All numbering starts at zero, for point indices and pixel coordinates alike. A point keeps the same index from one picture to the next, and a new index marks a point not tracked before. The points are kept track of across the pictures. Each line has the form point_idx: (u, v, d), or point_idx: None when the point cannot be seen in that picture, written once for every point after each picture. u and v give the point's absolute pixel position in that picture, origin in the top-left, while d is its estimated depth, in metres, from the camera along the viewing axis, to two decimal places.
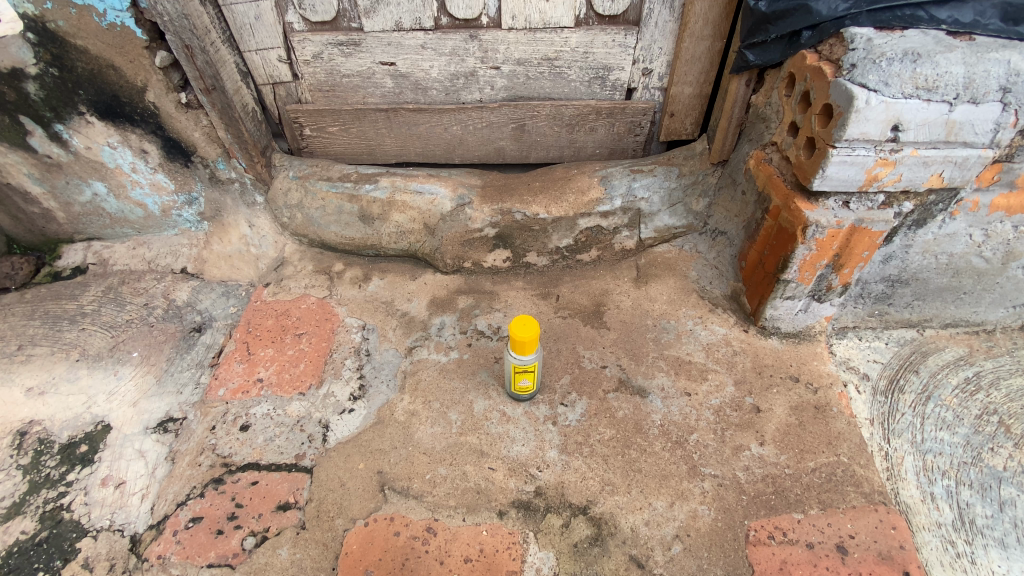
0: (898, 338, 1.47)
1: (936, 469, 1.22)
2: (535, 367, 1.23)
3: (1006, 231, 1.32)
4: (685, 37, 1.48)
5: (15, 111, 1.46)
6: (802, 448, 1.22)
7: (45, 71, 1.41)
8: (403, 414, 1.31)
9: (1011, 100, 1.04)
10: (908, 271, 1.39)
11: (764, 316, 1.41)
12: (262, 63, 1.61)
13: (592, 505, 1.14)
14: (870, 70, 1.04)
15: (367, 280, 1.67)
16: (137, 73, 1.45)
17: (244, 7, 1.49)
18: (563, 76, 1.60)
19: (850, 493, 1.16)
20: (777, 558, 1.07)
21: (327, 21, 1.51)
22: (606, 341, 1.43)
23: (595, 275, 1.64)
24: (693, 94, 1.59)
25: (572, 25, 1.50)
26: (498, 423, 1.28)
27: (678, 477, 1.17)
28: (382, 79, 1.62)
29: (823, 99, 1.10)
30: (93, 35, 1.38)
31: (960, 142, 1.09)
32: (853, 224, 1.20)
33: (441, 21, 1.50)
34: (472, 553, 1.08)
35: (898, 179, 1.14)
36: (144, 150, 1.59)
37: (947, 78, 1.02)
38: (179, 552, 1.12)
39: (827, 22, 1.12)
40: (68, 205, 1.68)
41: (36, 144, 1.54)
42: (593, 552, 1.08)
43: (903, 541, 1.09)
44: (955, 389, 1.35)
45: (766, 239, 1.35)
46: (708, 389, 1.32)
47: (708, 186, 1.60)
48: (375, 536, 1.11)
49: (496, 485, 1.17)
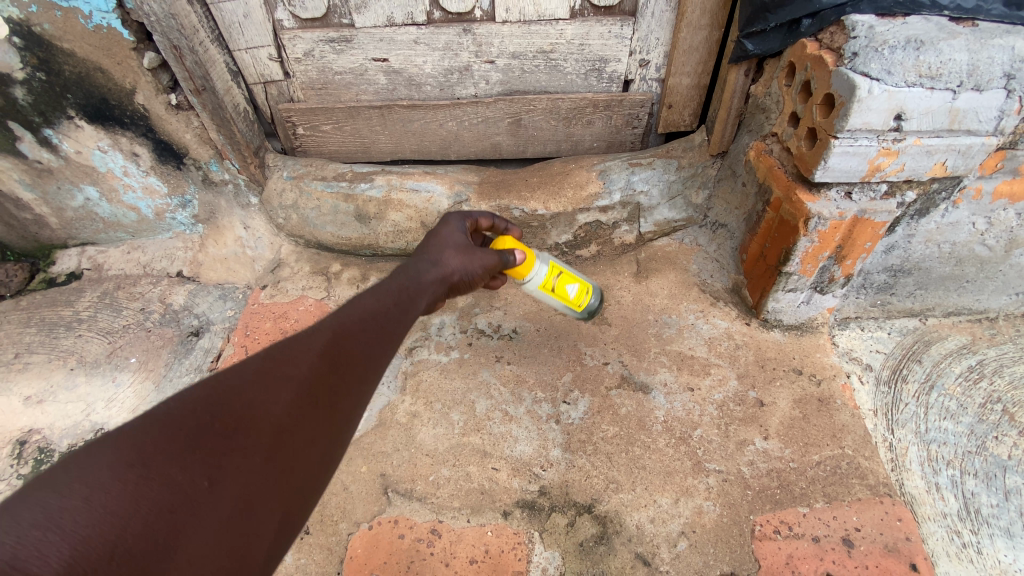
0: (900, 327, 1.47)
1: (940, 459, 1.22)
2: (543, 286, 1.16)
3: (1009, 218, 1.30)
4: (683, 27, 1.45)
5: (2, 116, 1.44)
6: (806, 441, 1.22)
7: (32, 76, 1.39)
8: (405, 415, 1.30)
9: (1015, 87, 1.02)
10: (911, 260, 1.38)
11: (766, 309, 1.39)
12: (253, 62, 1.57)
13: (597, 503, 1.13)
14: (873, 58, 1.01)
15: (364, 280, 1.66)
16: (125, 74, 1.43)
17: (232, 5, 1.46)
18: (559, 69, 1.58)
19: (855, 486, 1.16)
20: (783, 553, 1.07)
21: (317, 18, 1.48)
22: (608, 338, 1.42)
23: (596, 270, 1.62)
24: (692, 84, 1.57)
25: (568, 17, 1.47)
26: (500, 423, 1.27)
27: (682, 473, 1.17)
28: (374, 76, 1.60)
29: (825, 89, 1.08)
30: (79, 38, 1.35)
31: (964, 130, 1.08)
32: (856, 214, 1.19)
33: (434, 15, 1.47)
34: (477, 554, 1.08)
35: (901, 168, 1.12)
36: (135, 153, 1.57)
37: (950, 65, 1.00)
38: None
39: (828, 10, 1.10)
40: (60, 210, 1.66)
41: (26, 150, 1.52)
42: (599, 550, 1.08)
43: (909, 533, 1.09)
44: (959, 377, 1.35)
45: (768, 232, 1.34)
46: (711, 383, 1.31)
47: (708, 178, 1.59)
48: (380, 539, 1.11)
49: (500, 486, 1.17)
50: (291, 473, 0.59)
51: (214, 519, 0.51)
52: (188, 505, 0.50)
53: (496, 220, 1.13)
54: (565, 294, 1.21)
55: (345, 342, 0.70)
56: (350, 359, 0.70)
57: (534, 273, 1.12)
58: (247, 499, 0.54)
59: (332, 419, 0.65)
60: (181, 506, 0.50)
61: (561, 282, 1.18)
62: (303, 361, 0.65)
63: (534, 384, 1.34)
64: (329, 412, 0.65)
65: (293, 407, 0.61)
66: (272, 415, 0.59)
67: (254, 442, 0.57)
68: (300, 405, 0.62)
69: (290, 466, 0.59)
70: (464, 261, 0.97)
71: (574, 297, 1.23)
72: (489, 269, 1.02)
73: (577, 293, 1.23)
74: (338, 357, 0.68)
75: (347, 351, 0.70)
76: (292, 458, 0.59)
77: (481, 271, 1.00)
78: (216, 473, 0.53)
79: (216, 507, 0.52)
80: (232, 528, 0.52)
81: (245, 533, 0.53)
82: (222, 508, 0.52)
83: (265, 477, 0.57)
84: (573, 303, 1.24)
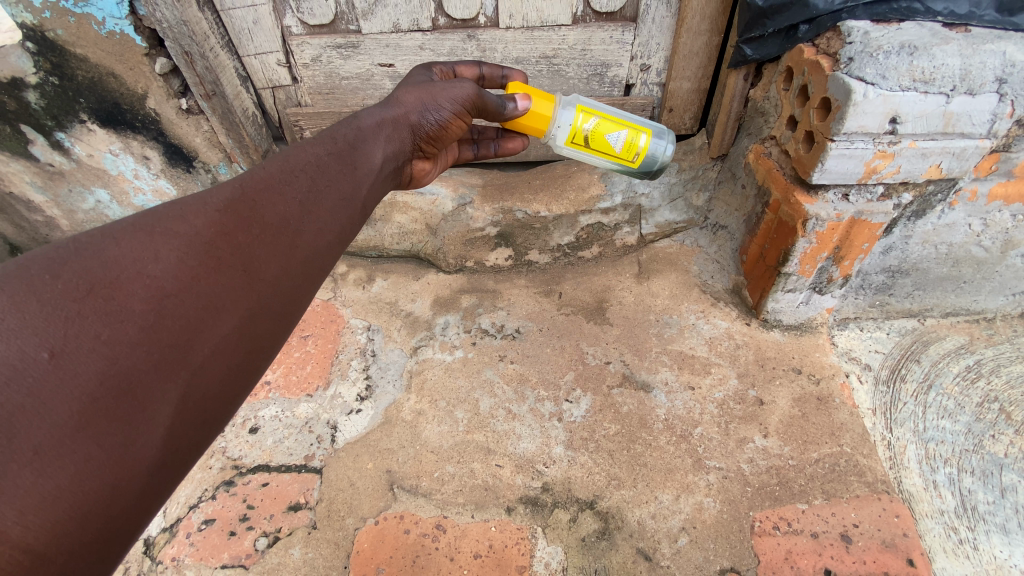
0: (899, 328, 1.48)
1: (938, 457, 1.23)
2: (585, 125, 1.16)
3: (1004, 219, 1.33)
4: (683, 33, 1.48)
5: (17, 119, 1.48)
6: (805, 439, 1.23)
7: (45, 80, 1.42)
8: (410, 413, 1.32)
9: (1006, 91, 1.05)
10: (909, 261, 1.40)
11: (765, 309, 1.42)
12: (261, 67, 1.60)
13: (599, 499, 1.15)
14: (867, 63, 1.04)
15: (370, 281, 1.68)
16: (137, 79, 1.46)
17: (241, 12, 1.48)
18: (561, 74, 1.61)
19: (853, 483, 1.17)
20: (782, 548, 1.09)
21: (325, 24, 1.51)
22: (609, 338, 1.44)
23: (598, 271, 1.64)
24: (693, 88, 1.60)
25: (570, 23, 1.50)
26: (504, 420, 1.29)
27: (683, 471, 1.19)
28: (381, 81, 1.62)
29: (821, 93, 1.11)
30: (92, 43, 1.38)
31: (957, 133, 1.11)
32: (853, 216, 1.21)
33: (439, 21, 1.50)
34: (481, 549, 1.10)
35: (896, 170, 1.15)
36: (145, 156, 1.61)
37: (943, 70, 1.03)
38: (194, 554, 1.13)
39: (825, 15, 1.12)
40: (72, 213, 1.71)
41: (39, 153, 1.56)
42: (600, 546, 1.10)
43: (906, 529, 1.11)
44: (957, 377, 1.36)
45: (767, 233, 1.36)
46: (711, 382, 1.33)
47: (708, 181, 1.61)
48: (386, 534, 1.13)
49: (503, 482, 1.19)
50: (176, 352, 0.56)
51: (68, 401, 0.49)
52: (29, 382, 0.47)
53: (483, 69, 1.26)
54: (614, 146, 1.20)
55: (239, 215, 0.67)
56: (244, 232, 0.67)
57: (553, 122, 1.16)
58: (114, 377, 0.51)
59: (227, 294, 0.62)
60: (23, 387, 0.47)
61: (601, 127, 1.17)
62: (185, 232, 0.62)
63: (537, 382, 1.36)
64: (220, 285, 0.62)
65: (170, 275, 0.58)
66: (140, 281, 0.56)
67: (117, 313, 0.53)
68: (182, 272, 0.59)
69: (172, 343, 0.56)
70: (417, 95, 1.04)
71: (629, 149, 1.20)
72: (464, 103, 1.07)
73: (634, 146, 1.20)
74: (230, 229, 0.65)
75: (241, 223, 0.67)
76: (173, 332, 0.56)
77: (448, 106, 1.06)
78: (65, 345, 0.50)
79: (71, 387, 0.49)
80: (96, 411, 0.50)
81: (117, 417, 0.51)
82: (79, 386, 0.49)
83: (144, 341, 0.54)
84: (629, 156, 1.22)
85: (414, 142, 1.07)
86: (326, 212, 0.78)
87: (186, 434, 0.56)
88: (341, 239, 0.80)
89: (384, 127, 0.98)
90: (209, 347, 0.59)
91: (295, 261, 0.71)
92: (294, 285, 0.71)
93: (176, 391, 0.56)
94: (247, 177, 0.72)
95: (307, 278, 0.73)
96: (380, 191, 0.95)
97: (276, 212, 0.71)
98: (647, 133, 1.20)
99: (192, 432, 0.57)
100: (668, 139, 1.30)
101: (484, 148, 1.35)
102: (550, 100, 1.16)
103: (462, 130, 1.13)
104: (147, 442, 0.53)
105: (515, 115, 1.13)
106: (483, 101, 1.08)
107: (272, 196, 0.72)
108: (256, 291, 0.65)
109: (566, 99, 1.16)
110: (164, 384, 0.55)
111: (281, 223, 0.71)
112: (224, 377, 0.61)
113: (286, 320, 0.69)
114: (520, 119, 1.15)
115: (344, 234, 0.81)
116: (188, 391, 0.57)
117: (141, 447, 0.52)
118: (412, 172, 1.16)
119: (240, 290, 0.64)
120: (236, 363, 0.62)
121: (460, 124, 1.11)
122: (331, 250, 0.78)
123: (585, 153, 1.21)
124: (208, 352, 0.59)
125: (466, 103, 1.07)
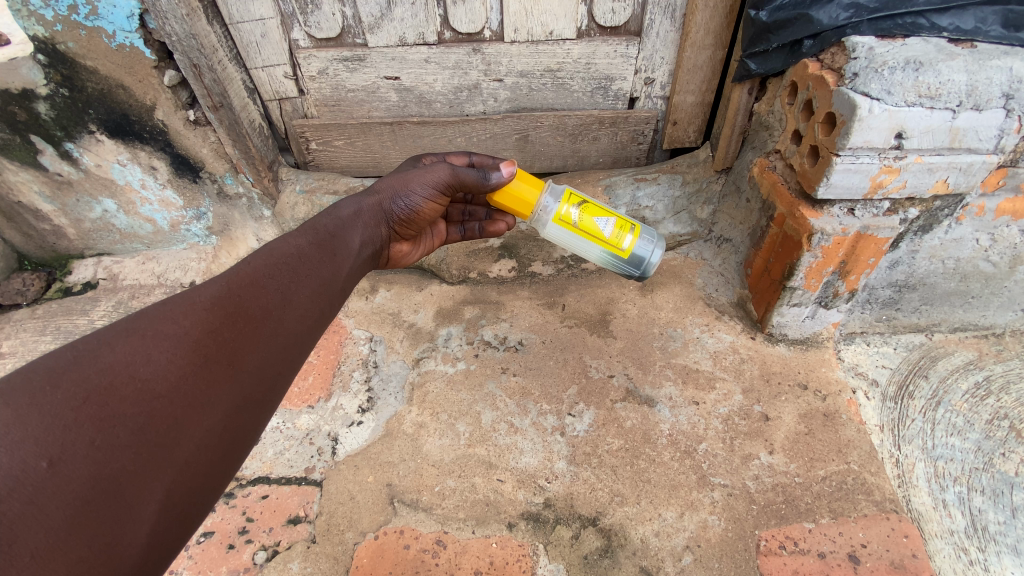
0: (907, 343, 1.46)
1: (948, 475, 1.22)
2: (580, 198, 1.16)
3: (1012, 234, 1.31)
4: (687, 47, 1.50)
5: (27, 130, 1.50)
6: (812, 456, 1.22)
7: (56, 91, 1.44)
8: (412, 426, 1.31)
9: (1013, 106, 1.05)
10: (915, 276, 1.39)
11: (770, 323, 1.40)
12: (269, 79, 1.62)
13: (601, 516, 1.14)
14: (872, 78, 1.03)
15: (373, 291, 1.67)
16: (146, 92, 1.48)
17: (249, 26, 1.50)
18: (565, 87, 1.61)
19: (861, 502, 1.15)
20: (788, 567, 1.07)
21: (331, 37, 1.52)
22: (613, 350, 1.43)
23: (601, 283, 1.61)
24: (696, 102, 1.61)
25: (574, 37, 1.51)
26: (506, 434, 1.28)
27: (688, 487, 1.17)
28: (386, 93, 1.63)
29: (825, 108, 1.11)
30: (102, 56, 1.40)
31: (964, 148, 1.10)
32: (859, 230, 1.20)
33: (445, 35, 1.51)
34: (482, 566, 1.09)
35: (903, 185, 1.14)
36: (153, 166, 1.63)
37: (949, 85, 1.03)
38: (192, 567, 1.12)
39: (828, 31, 1.11)
40: (79, 221, 1.74)
41: (48, 163, 1.58)
42: (603, 563, 1.08)
43: (916, 550, 1.08)
44: (965, 394, 1.34)
45: (771, 247, 1.35)
46: (716, 398, 1.31)
47: (712, 194, 1.62)
48: (385, 549, 1.12)
49: (505, 497, 1.18)
50: (163, 451, 0.59)
51: (63, 506, 0.52)
52: (29, 492, 0.51)
53: (472, 158, 1.25)
54: (601, 234, 1.16)
55: (225, 310, 0.70)
56: (229, 326, 0.70)
57: (538, 207, 1.15)
58: (105, 480, 0.55)
59: (213, 389, 0.65)
60: (23, 496, 0.50)
61: (586, 218, 1.15)
62: (174, 332, 0.65)
63: (539, 396, 1.35)
64: (206, 381, 0.65)
65: (160, 376, 0.61)
66: (132, 385, 0.59)
67: (110, 417, 0.57)
68: (169, 373, 0.62)
69: (161, 442, 0.60)
70: (391, 182, 1.09)
71: (614, 244, 1.16)
72: (438, 186, 1.11)
73: (619, 243, 1.16)
74: (218, 325, 0.69)
75: (227, 319, 0.70)
76: (162, 433, 0.60)
77: (422, 191, 1.11)
78: (62, 453, 0.53)
79: (66, 492, 0.52)
80: (87, 515, 0.53)
81: (106, 519, 0.54)
82: (72, 491, 0.53)
83: (132, 447, 0.57)
84: (612, 249, 1.17)
85: (387, 226, 1.12)
86: (306, 298, 0.81)
87: (169, 529, 0.59)
88: (318, 323, 0.83)
89: (361, 214, 1.04)
90: (194, 443, 0.62)
91: (277, 350, 0.74)
92: (274, 371, 0.74)
93: (161, 488, 0.59)
94: (233, 272, 0.76)
95: (287, 362, 0.76)
96: (357, 273, 0.99)
97: (259, 304, 0.75)
98: (635, 233, 1.17)
99: (175, 528, 0.60)
100: (659, 245, 1.20)
101: (470, 229, 1.40)
102: (538, 186, 1.16)
103: (438, 211, 1.17)
104: (133, 539, 0.56)
105: (500, 184, 1.13)
106: (458, 180, 1.11)
107: (258, 290, 0.75)
108: (240, 383, 0.68)
109: (554, 187, 1.15)
110: (151, 483, 0.58)
111: (264, 314, 0.74)
112: (205, 472, 0.63)
113: (266, 408, 0.72)
114: (502, 195, 1.15)
115: (322, 317, 0.84)
116: (173, 487, 0.60)
117: (128, 546, 0.55)
118: (390, 254, 1.22)
119: (223, 385, 0.66)
120: (218, 456, 0.65)
121: (434, 205, 1.15)
122: (311, 334, 0.81)
123: (572, 237, 1.17)
124: (193, 447, 0.62)
125: (439, 186, 1.12)
